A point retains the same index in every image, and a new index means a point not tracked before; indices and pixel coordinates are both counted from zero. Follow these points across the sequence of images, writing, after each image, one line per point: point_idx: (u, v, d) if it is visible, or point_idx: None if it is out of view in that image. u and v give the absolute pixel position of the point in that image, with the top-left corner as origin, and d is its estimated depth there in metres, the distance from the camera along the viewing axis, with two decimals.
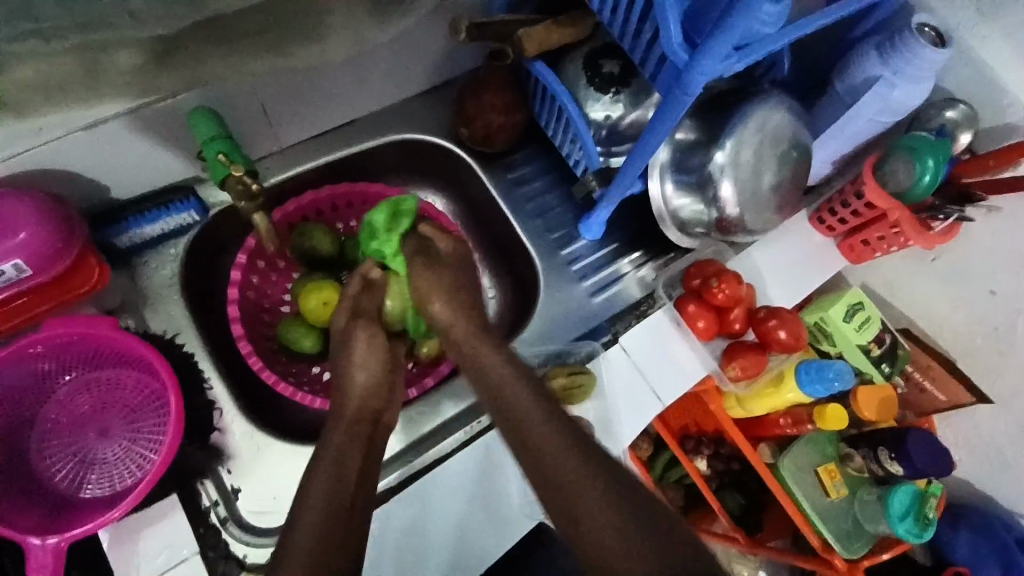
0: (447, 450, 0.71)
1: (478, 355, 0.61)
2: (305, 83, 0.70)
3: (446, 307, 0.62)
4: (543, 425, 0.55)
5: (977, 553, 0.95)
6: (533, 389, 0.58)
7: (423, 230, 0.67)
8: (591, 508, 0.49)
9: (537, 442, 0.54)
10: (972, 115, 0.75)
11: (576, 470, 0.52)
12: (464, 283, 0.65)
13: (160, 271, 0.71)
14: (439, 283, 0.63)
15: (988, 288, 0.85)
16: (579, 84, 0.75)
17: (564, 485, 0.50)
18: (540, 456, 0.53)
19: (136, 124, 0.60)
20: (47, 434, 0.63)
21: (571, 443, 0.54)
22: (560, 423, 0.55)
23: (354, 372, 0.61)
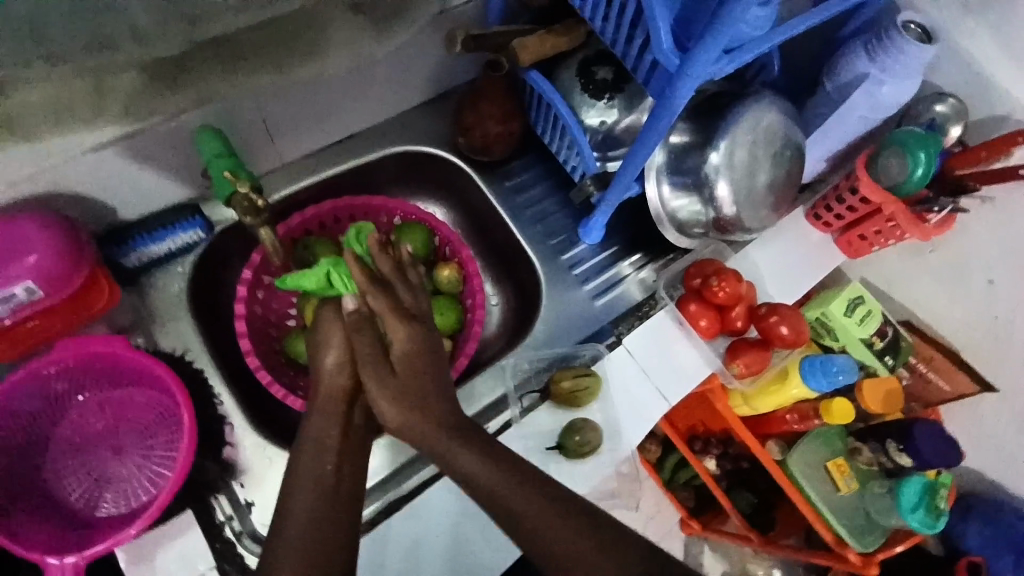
0: (426, 475, 0.70)
1: (424, 435, 0.57)
2: (306, 101, 0.72)
3: (393, 403, 0.57)
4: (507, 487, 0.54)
5: (989, 544, 0.96)
6: (482, 452, 0.56)
7: (372, 307, 0.59)
8: (559, 547, 0.52)
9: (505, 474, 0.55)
10: (961, 108, 0.76)
11: (551, 526, 0.53)
12: (416, 371, 0.59)
13: (168, 288, 0.72)
14: (386, 390, 0.57)
15: (986, 277, 0.86)
16: (574, 91, 0.76)
17: (523, 515, 0.53)
18: (511, 518, 0.54)
19: (142, 145, 0.62)
20: (60, 454, 0.64)
21: (541, 498, 0.54)
22: (523, 481, 0.55)
23: (322, 357, 0.60)
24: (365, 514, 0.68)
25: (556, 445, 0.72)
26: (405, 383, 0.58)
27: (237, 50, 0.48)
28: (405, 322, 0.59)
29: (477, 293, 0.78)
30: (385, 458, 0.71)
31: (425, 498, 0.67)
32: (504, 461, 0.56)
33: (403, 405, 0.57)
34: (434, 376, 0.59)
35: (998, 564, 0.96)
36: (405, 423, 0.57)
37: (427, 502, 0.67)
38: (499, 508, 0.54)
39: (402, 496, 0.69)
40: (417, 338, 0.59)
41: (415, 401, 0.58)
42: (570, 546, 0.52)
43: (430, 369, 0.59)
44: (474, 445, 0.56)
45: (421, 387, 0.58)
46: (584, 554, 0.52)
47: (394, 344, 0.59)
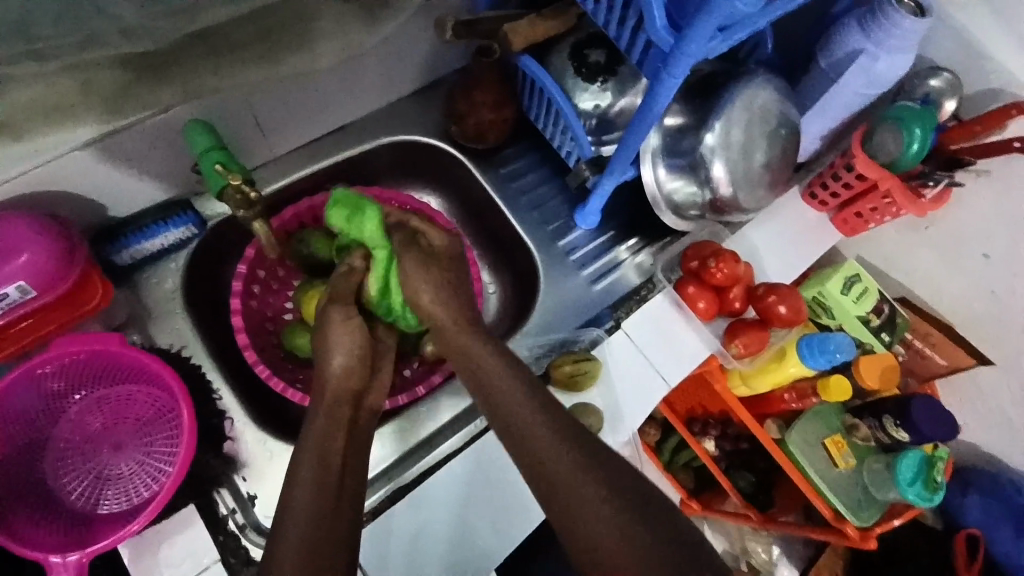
0: (432, 461, 0.71)
1: (462, 342, 0.60)
2: (297, 92, 0.71)
3: (435, 296, 0.60)
4: (539, 426, 0.55)
5: (988, 516, 0.99)
6: (527, 414, 0.56)
7: (412, 223, 0.64)
8: (604, 532, 0.49)
9: (552, 446, 0.54)
10: (956, 82, 0.76)
11: (573, 479, 0.52)
12: (457, 276, 0.62)
13: (162, 285, 0.71)
14: (430, 286, 0.60)
15: (981, 251, 0.86)
16: (566, 75, 0.76)
17: (568, 491, 0.51)
18: (540, 459, 0.53)
19: (129, 140, 0.60)
20: (59, 454, 0.64)
21: (570, 450, 0.53)
22: (558, 424, 0.55)
23: (330, 358, 0.57)
24: (367, 503, 0.67)
25: None
26: (447, 282, 0.61)
27: (225, 43, 0.47)
28: (440, 231, 0.64)
29: (475, 282, 0.77)
30: (390, 446, 0.72)
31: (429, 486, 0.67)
32: (543, 400, 0.56)
33: (444, 304, 0.60)
34: (467, 283, 0.64)
35: (997, 535, 0.99)
36: (443, 327, 0.60)
37: (430, 490, 0.67)
38: (528, 450, 0.54)
39: (406, 485, 0.69)
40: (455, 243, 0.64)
41: (456, 307, 0.61)
42: (594, 501, 0.50)
43: (464, 273, 0.64)
44: (510, 367, 0.58)
45: (460, 287, 0.62)
46: (601, 514, 0.50)
47: (436, 245, 0.63)
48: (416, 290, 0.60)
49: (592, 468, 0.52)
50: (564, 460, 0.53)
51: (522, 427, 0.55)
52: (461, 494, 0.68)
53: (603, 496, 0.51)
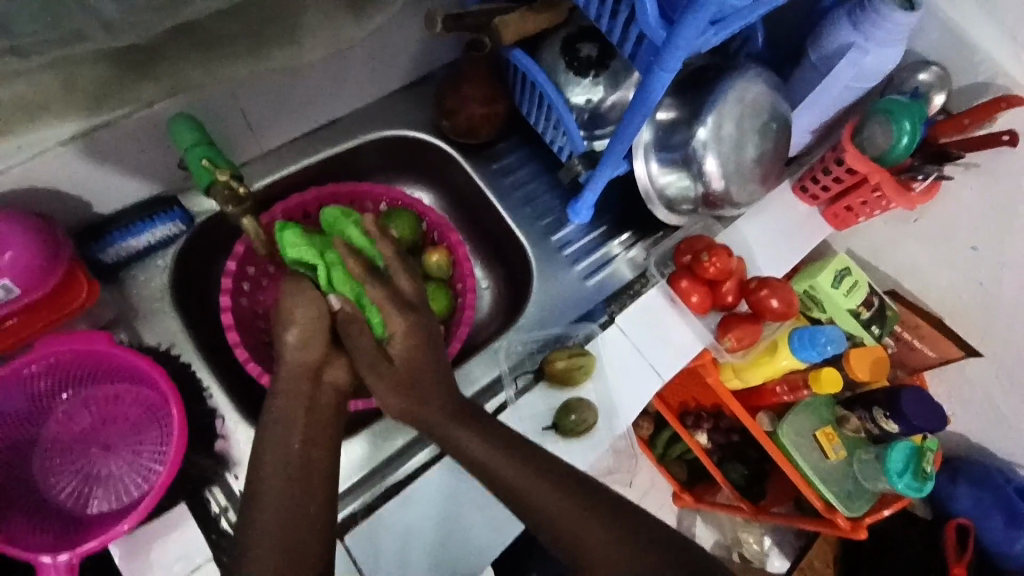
0: (419, 462, 0.70)
1: (426, 419, 0.60)
2: (285, 87, 0.70)
3: (397, 394, 0.60)
4: (506, 466, 0.57)
5: (978, 505, 1.00)
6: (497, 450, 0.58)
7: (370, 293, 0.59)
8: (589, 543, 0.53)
9: (525, 479, 0.56)
10: (945, 76, 0.77)
11: (548, 504, 0.55)
12: (417, 363, 0.60)
13: (149, 283, 0.70)
14: (388, 386, 0.59)
15: (969, 245, 0.87)
16: (558, 69, 0.76)
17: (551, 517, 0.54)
18: (513, 496, 0.56)
19: (112, 136, 0.59)
20: (47, 454, 0.63)
21: (539, 479, 0.56)
22: (524, 458, 0.58)
23: (286, 332, 0.57)
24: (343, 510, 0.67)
25: (553, 425, 0.72)
26: (408, 376, 0.60)
27: (208, 37, 0.46)
28: (401, 313, 0.60)
29: (467, 278, 0.77)
30: (373, 445, 0.71)
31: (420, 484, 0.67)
32: (505, 442, 0.59)
33: (407, 396, 0.60)
34: (433, 364, 0.61)
35: (985, 522, 1.01)
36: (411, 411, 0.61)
37: (420, 489, 0.67)
38: (502, 488, 0.57)
39: (398, 482, 0.69)
40: (414, 322, 0.61)
41: (419, 394, 0.60)
42: (571, 521, 0.54)
43: (429, 356, 0.61)
44: (468, 420, 0.60)
45: (421, 382, 0.60)
46: (581, 530, 0.54)
47: (393, 331, 0.60)
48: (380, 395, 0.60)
49: (567, 494, 0.55)
50: (537, 484, 0.56)
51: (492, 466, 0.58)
52: (455, 491, 0.68)
53: (580, 513, 0.54)
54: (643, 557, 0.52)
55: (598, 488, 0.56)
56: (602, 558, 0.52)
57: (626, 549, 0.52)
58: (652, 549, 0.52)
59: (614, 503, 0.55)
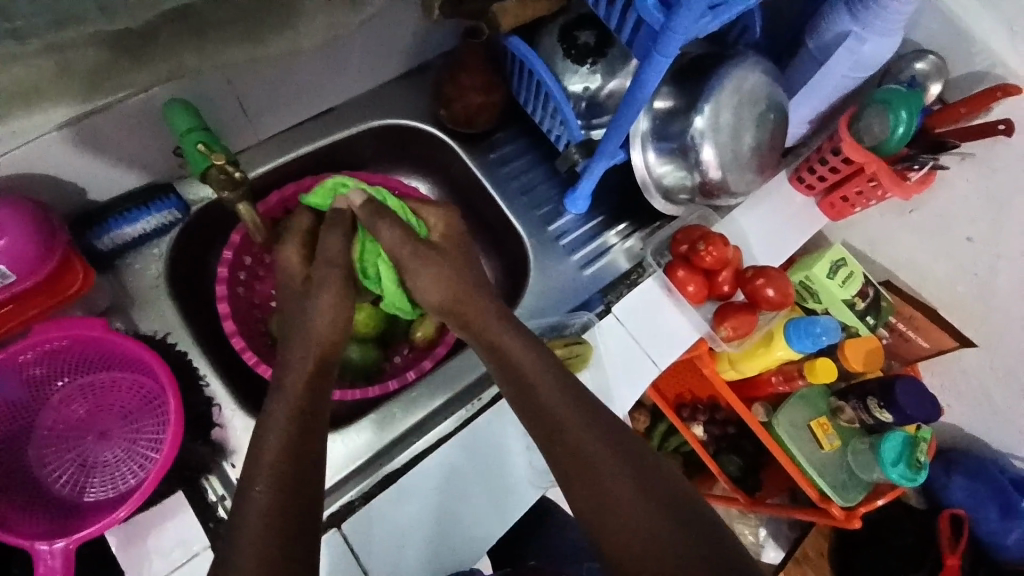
0: (420, 447, 0.69)
1: (476, 322, 0.61)
2: (282, 74, 0.69)
3: (437, 283, 0.62)
4: (555, 397, 0.55)
5: (972, 495, 1.01)
6: (553, 375, 0.57)
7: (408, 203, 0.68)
8: (620, 500, 0.50)
9: (572, 411, 0.54)
10: (942, 65, 0.78)
11: (587, 446, 0.52)
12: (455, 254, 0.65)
13: (145, 272, 0.70)
14: (434, 268, 0.62)
15: (965, 235, 0.88)
16: (556, 57, 0.76)
17: (597, 459, 0.52)
18: (555, 423, 0.54)
19: (107, 121, 0.59)
20: (43, 442, 0.63)
21: (587, 421, 0.54)
22: (573, 395, 0.56)
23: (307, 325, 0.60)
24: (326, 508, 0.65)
25: None
26: (451, 262, 0.64)
27: (203, 21, 0.46)
28: (431, 206, 0.68)
29: None
30: (375, 433, 0.72)
31: (416, 473, 0.67)
32: (558, 372, 0.57)
33: (449, 284, 0.62)
34: (472, 265, 0.66)
35: (980, 513, 1.02)
36: (453, 302, 0.62)
37: (416, 478, 0.67)
38: (544, 420, 0.55)
39: (398, 467, 0.68)
40: (449, 216, 0.68)
41: (464, 285, 0.63)
42: (609, 468, 0.51)
43: (464, 248, 0.67)
44: (524, 341, 0.59)
45: (463, 265, 0.64)
46: (617, 480, 0.51)
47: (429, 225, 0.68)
48: (425, 284, 0.62)
49: (611, 445, 0.53)
50: (585, 427, 0.53)
51: (540, 395, 0.55)
52: (454, 480, 0.68)
53: (619, 469, 0.51)
54: (670, 530, 0.48)
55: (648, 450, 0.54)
56: (632, 517, 0.49)
57: (658, 516, 0.49)
58: (685, 523, 0.49)
59: (656, 473, 0.52)
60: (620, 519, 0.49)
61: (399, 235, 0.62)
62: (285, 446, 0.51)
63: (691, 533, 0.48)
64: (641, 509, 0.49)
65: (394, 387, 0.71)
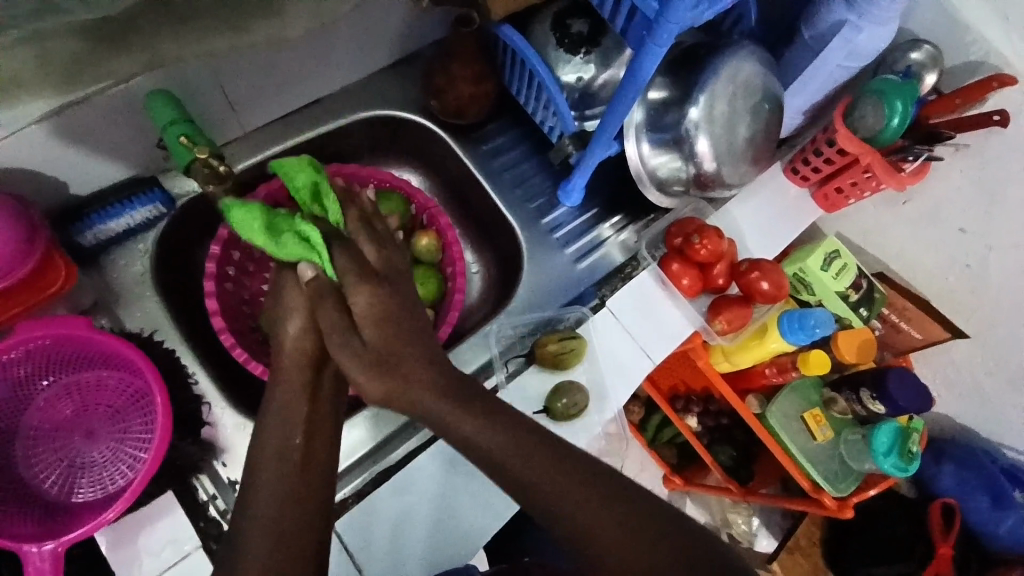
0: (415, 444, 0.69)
1: (420, 403, 0.54)
2: (268, 64, 0.68)
3: (376, 379, 0.53)
4: (500, 446, 0.52)
5: (963, 484, 1.02)
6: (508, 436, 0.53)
7: (339, 265, 0.55)
8: (599, 532, 0.49)
9: (537, 469, 0.51)
10: (937, 54, 0.77)
11: (523, 459, 0.51)
12: (394, 336, 0.54)
13: (130, 267, 0.69)
14: (366, 367, 0.53)
15: (957, 226, 0.88)
16: (549, 47, 0.75)
17: (570, 513, 0.50)
18: (481, 454, 0.52)
19: (87, 113, 0.57)
20: (30, 441, 0.61)
21: (518, 438, 0.52)
22: (529, 438, 0.53)
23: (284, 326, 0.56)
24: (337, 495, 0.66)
25: (543, 409, 0.72)
26: (384, 352, 0.54)
27: (185, 8, 0.44)
28: (369, 287, 0.55)
29: (457, 261, 0.76)
30: (368, 429, 0.70)
31: (413, 469, 0.66)
32: (517, 428, 0.53)
33: (387, 382, 0.53)
34: (416, 339, 0.55)
35: (972, 503, 1.03)
36: (394, 398, 0.54)
37: (413, 472, 0.66)
38: (476, 454, 0.53)
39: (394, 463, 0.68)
40: (385, 301, 0.55)
41: (401, 378, 0.54)
42: (542, 480, 0.51)
43: (405, 326, 0.55)
44: (478, 415, 0.53)
45: (404, 346, 0.54)
46: (553, 486, 0.50)
47: (358, 308, 0.54)
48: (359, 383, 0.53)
49: (546, 456, 0.52)
50: (515, 441, 0.52)
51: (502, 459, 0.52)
52: (446, 475, 0.67)
53: (554, 474, 0.51)
54: (607, 526, 0.49)
55: (580, 453, 0.53)
56: (573, 519, 0.49)
57: (638, 539, 0.49)
58: (624, 513, 0.50)
59: (594, 471, 0.52)
60: (606, 559, 0.48)
61: (336, 311, 0.54)
62: (276, 443, 0.50)
63: (625, 528, 0.49)
64: (581, 510, 0.50)
65: None
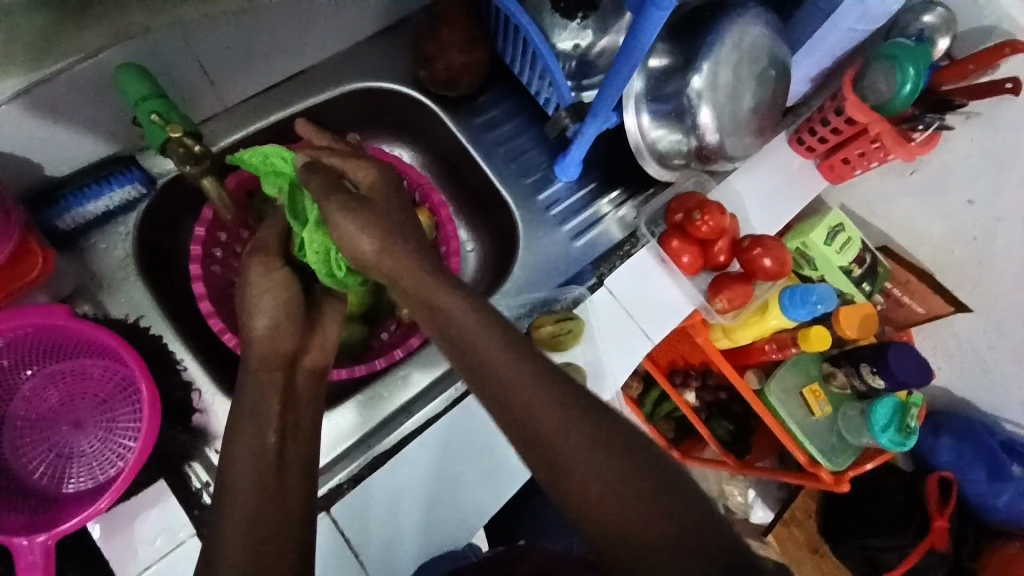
0: (407, 430, 0.68)
1: (413, 283, 0.52)
2: (248, 33, 0.64)
3: (370, 237, 0.52)
4: (497, 346, 0.50)
5: (959, 455, 1.03)
6: (506, 343, 0.50)
7: (329, 161, 0.56)
8: (605, 499, 0.45)
9: (539, 390, 0.48)
10: (951, 17, 0.74)
11: (526, 393, 0.48)
12: (384, 202, 0.55)
13: (111, 251, 0.66)
14: (354, 223, 0.52)
15: (965, 197, 0.86)
16: (543, 12, 0.71)
17: (575, 474, 0.46)
18: (460, 335, 0.50)
19: (53, 90, 0.54)
20: (17, 431, 0.60)
21: (517, 361, 0.49)
22: (537, 369, 0.49)
23: (254, 319, 0.53)
24: (320, 490, 0.63)
25: None
26: (378, 217, 0.53)
27: None
28: (365, 162, 0.57)
29: (451, 240, 0.73)
30: (361, 415, 0.69)
31: (406, 456, 0.65)
32: (517, 339, 0.51)
33: (377, 240, 0.52)
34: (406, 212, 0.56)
35: (969, 475, 1.04)
36: (381, 259, 0.53)
37: (407, 456, 0.66)
38: (475, 367, 0.50)
39: (386, 450, 0.66)
40: (380, 173, 0.56)
41: (392, 241, 0.53)
42: (560, 431, 0.47)
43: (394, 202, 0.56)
44: (480, 316, 0.51)
45: (399, 217, 0.55)
46: (557, 414, 0.48)
47: (366, 186, 0.56)
48: (350, 237, 0.52)
49: (571, 403, 0.48)
50: (543, 398, 0.48)
51: (514, 399, 0.48)
52: (442, 458, 0.67)
53: (561, 411, 0.48)
54: (649, 509, 0.45)
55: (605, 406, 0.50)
56: (590, 486, 0.46)
57: (648, 495, 0.45)
58: (654, 489, 0.46)
59: (631, 438, 0.48)
60: (609, 527, 0.45)
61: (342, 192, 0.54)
62: (262, 428, 0.49)
63: (631, 473, 0.46)
64: (592, 443, 0.47)
65: (361, 371, 0.66)
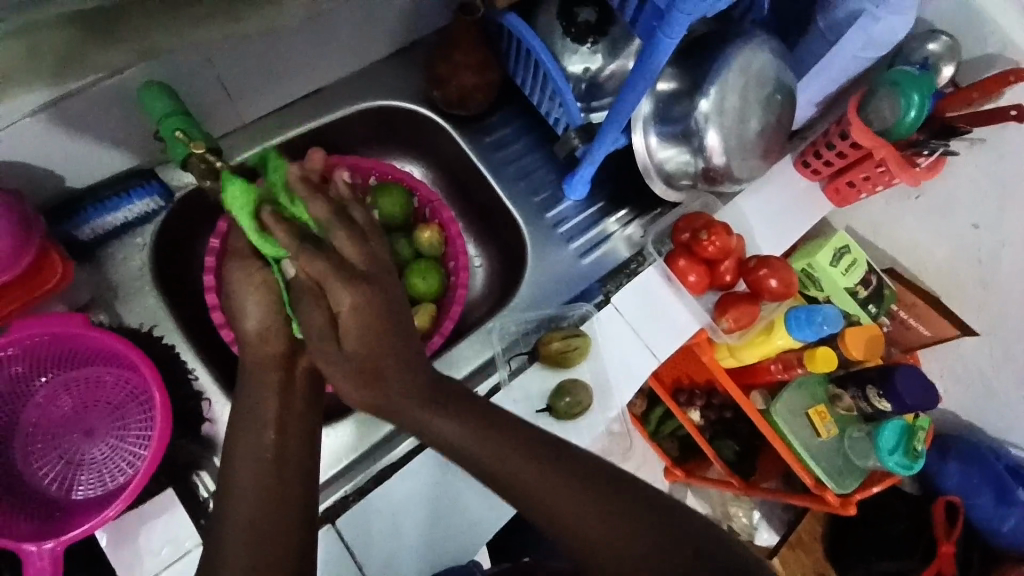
0: (410, 445, 0.68)
1: (392, 400, 0.52)
2: (268, 53, 0.66)
3: (354, 384, 0.51)
4: (466, 433, 0.51)
5: (966, 479, 1.02)
6: (471, 426, 0.51)
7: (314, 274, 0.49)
8: (593, 537, 0.47)
9: (510, 463, 0.50)
10: (955, 46, 0.76)
11: (500, 460, 0.50)
12: (382, 279, 0.51)
13: (127, 262, 0.68)
14: (338, 367, 0.51)
15: (970, 221, 0.86)
16: (554, 36, 0.73)
17: (564, 520, 0.48)
18: (455, 453, 0.51)
19: (79, 106, 0.56)
20: (28, 438, 0.61)
21: (486, 433, 0.51)
22: (509, 439, 0.51)
23: (244, 321, 0.53)
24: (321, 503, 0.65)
25: (545, 407, 0.71)
26: (361, 360, 0.51)
27: None
28: (354, 286, 0.49)
29: (459, 255, 0.75)
30: (363, 430, 0.70)
31: (411, 471, 0.66)
32: (486, 424, 0.52)
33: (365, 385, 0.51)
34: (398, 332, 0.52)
35: (976, 500, 1.03)
36: (369, 400, 0.52)
37: (411, 470, 0.66)
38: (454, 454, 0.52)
39: (391, 464, 0.67)
40: (372, 302, 0.50)
41: (375, 376, 0.51)
42: (536, 485, 0.49)
43: (386, 332, 0.51)
44: (453, 413, 0.52)
45: (387, 349, 0.51)
46: (554, 486, 0.49)
47: (345, 310, 0.50)
48: (335, 379, 0.52)
49: (542, 457, 0.50)
50: (513, 458, 0.50)
51: (489, 466, 0.50)
52: (447, 474, 0.66)
53: (533, 470, 0.49)
54: (637, 539, 0.47)
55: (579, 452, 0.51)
56: (577, 518, 0.48)
57: (634, 521, 0.47)
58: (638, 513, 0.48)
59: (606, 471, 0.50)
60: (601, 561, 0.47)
61: (329, 268, 0.48)
62: (270, 438, 0.50)
63: (622, 511, 0.48)
64: (582, 493, 0.48)
65: None
